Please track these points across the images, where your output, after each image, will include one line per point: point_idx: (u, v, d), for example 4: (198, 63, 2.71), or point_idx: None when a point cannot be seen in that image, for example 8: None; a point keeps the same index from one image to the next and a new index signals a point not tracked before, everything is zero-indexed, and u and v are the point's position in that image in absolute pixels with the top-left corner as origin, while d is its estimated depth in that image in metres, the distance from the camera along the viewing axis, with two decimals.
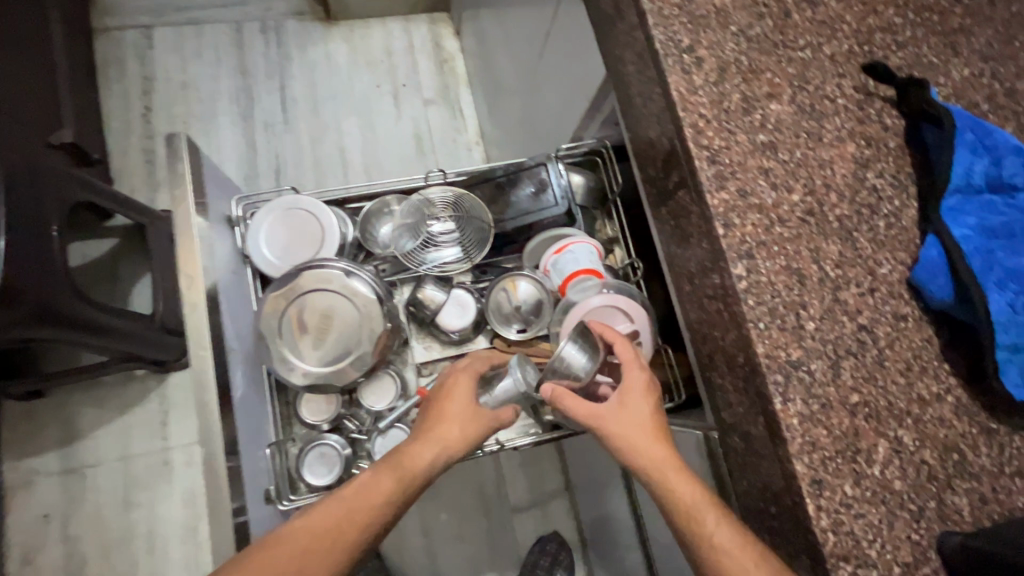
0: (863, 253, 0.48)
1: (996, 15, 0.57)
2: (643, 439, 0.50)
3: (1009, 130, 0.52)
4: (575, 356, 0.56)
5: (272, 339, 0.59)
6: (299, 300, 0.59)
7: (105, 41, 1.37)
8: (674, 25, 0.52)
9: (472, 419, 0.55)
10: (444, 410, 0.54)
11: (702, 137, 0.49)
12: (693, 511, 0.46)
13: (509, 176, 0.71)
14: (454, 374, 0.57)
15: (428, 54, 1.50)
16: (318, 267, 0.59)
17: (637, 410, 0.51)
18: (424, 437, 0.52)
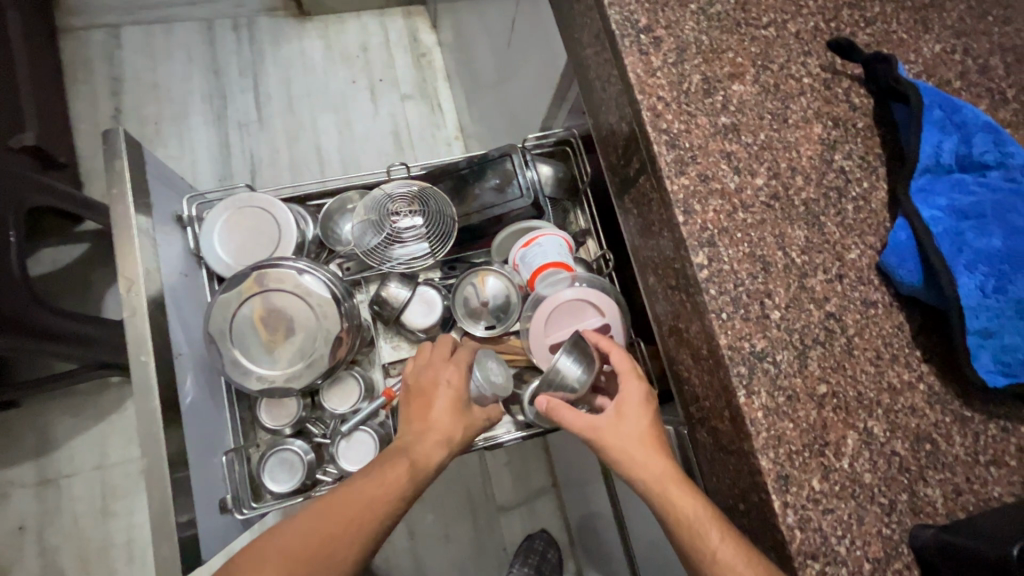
0: (831, 238, 0.47)
1: None
2: (644, 443, 0.47)
3: (982, 108, 0.50)
4: (570, 368, 0.55)
5: (223, 343, 0.56)
6: (252, 303, 0.57)
7: (72, 42, 1.34)
8: (631, 5, 0.50)
9: (465, 418, 0.52)
10: (436, 408, 0.52)
11: (660, 121, 0.47)
12: (695, 526, 0.42)
13: (474, 167, 0.69)
14: (440, 368, 0.54)
15: (405, 49, 1.47)
16: (270, 268, 0.57)
17: (633, 414, 0.49)
18: (428, 434, 0.50)
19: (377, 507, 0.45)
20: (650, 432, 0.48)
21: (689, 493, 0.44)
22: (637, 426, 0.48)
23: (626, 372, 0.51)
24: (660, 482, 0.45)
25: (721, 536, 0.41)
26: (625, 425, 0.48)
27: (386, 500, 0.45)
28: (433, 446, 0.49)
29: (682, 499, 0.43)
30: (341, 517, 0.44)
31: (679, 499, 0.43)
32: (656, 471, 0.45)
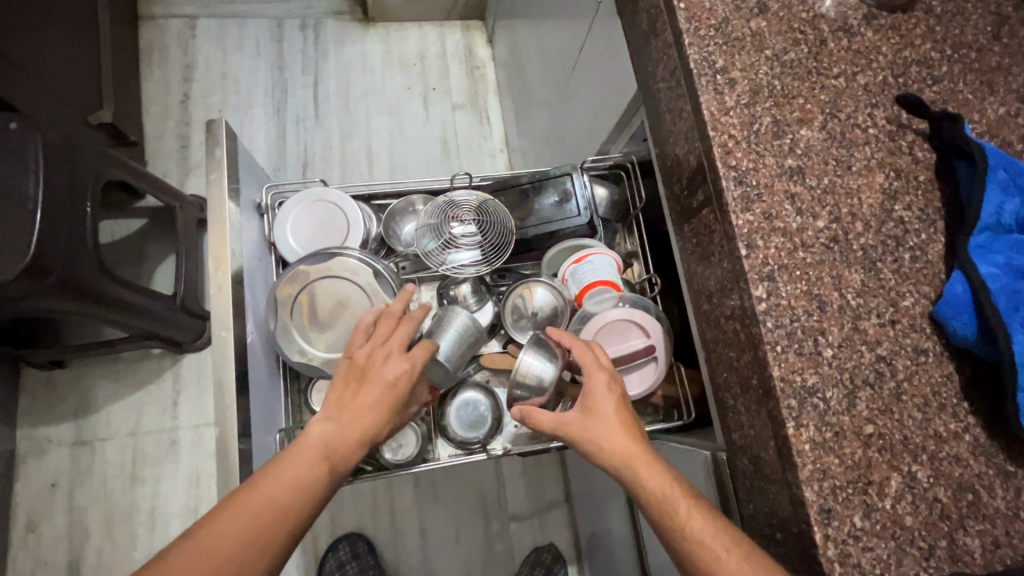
0: (886, 284, 0.48)
1: None
2: (612, 424, 0.49)
3: None
4: (536, 366, 0.58)
5: (285, 307, 0.60)
6: (324, 281, 0.60)
7: (151, 28, 1.41)
8: (709, 46, 0.53)
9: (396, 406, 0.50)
10: (386, 400, 0.50)
11: (730, 158, 0.50)
12: (665, 504, 0.45)
13: (534, 184, 0.72)
14: (395, 356, 0.51)
15: (461, 60, 1.53)
16: (351, 257, 0.60)
17: (603, 396, 0.51)
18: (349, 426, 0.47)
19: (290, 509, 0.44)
20: (616, 411, 0.50)
21: (657, 471, 0.47)
22: (608, 405, 0.51)
23: (593, 367, 0.52)
24: (632, 464, 0.47)
25: (689, 509, 0.44)
26: (593, 413, 0.50)
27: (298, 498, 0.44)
28: (357, 437, 0.48)
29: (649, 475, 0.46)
30: (245, 521, 0.42)
31: (647, 478, 0.46)
32: (622, 450, 0.48)
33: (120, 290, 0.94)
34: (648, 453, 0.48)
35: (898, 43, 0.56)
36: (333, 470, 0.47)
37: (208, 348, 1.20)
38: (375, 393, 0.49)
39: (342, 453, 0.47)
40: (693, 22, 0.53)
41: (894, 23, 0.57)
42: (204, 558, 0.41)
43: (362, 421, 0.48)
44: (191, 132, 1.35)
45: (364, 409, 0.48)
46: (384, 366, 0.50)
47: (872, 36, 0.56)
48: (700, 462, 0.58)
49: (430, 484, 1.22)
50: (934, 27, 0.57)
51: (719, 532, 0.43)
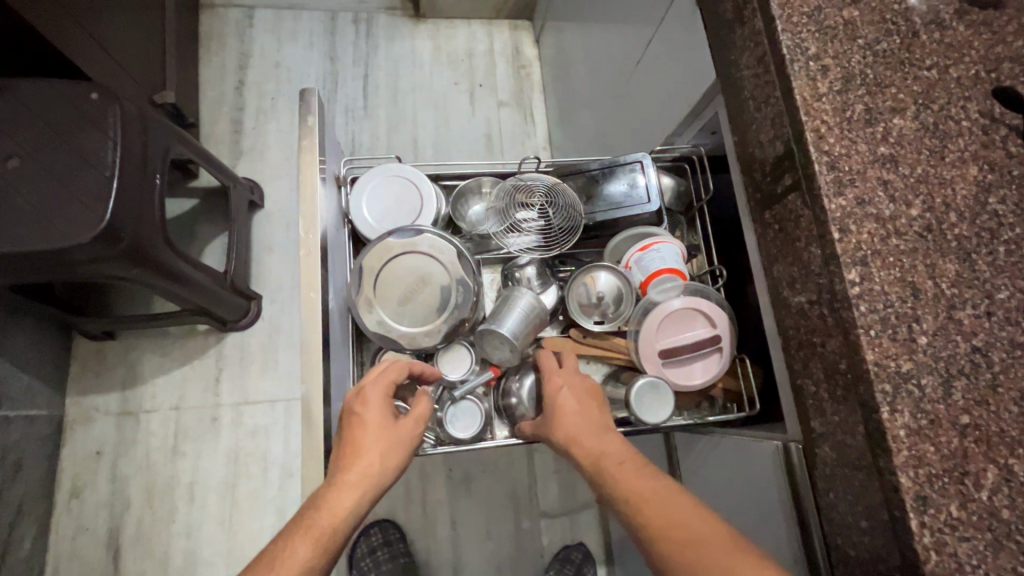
0: (981, 276, 0.47)
1: None
2: (566, 405, 0.56)
3: None
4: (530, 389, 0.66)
5: (368, 277, 0.61)
6: (408, 256, 0.62)
7: (211, 17, 1.45)
8: (802, 33, 0.53)
9: (387, 447, 0.52)
10: (358, 444, 0.51)
11: (823, 143, 0.50)
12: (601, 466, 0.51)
13: (604, 170, 0.72)
14: (359, 399, 0.54)
15: (507, 59, 1.54)
16: (436, 236, 0.62)
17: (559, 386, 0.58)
18: (340, 482, 0.49)
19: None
20: (571, 398, 0.57)
21: (594, 439, 0.53)
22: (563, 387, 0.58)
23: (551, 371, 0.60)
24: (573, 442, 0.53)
25: (619, 466, 0.50)
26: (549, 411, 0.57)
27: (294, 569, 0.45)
28: (345, 493, 0.49)
29: (585, 444, 0.53)
30: None
31: (582, 441, 0.53)
32: (570, 423, 0.54)
33: (180, 264, 0.97)
34: (587, 426, 0.54)
35: (990, 39, 0.56)
36: (330, 531, 0.47)
37: (252, 328, 1.22)
38: (360, 445, 0.51)
39: (336, 513, 0.48)
40: (786, 8, 0.53)
41: (986, 19, 0.56)
42: None
43: (341, 473, 0.50)
44: (245, 117, 1.38)
45: (354, 459, 0.50)
46: (352, 410, 0.53)
47: (964, 31, 0.55)
48: (767, 454, 0.57)
49: (463, 474, 1.22)
50: None
51: (646, 480, 0.48)
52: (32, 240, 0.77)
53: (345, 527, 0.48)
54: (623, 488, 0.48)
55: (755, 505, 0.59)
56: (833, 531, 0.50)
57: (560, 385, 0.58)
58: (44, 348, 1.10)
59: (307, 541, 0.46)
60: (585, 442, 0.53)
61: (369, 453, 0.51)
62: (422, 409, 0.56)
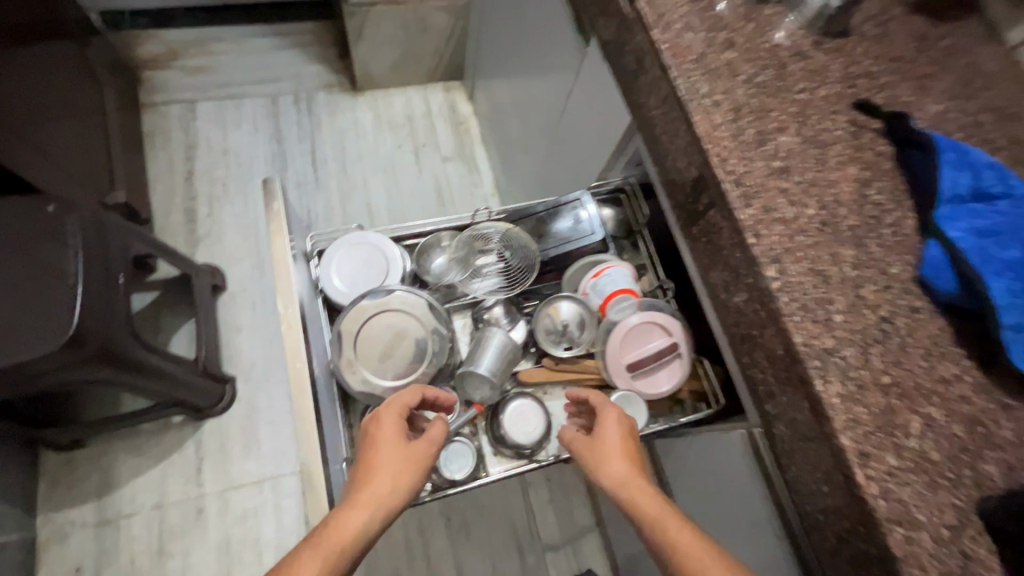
0: (875, 256, 0.56)
1: (944, 73, 0.70)
2: (614, 449, 0.57)
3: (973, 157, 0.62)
4: (513, 426, 0.70)
5: (348, 340, 0.65)
6: (383, 314, 0.66)
7: (153, 115, 1.49)
8: (694, 76, 0.62)
9: (404, 468, 0.53)
10: (371, 463, 0.52)
11: (727, 165, 0.58)
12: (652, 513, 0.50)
13: (549, 211, 0.80)
14: (373, 421, 0.56)
15: (445, 118, 1.65)
16: (406, 292, 0.67)
17: (610, 425, 0.59)
18: (354, 501, 0.50)
19: None
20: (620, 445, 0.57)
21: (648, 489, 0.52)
22: (616, 429, 0.59)
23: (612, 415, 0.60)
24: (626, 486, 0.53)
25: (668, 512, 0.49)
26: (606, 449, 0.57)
27: None
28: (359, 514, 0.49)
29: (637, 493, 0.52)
30: None
31: (639, 500, 0.51)
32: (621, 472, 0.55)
33: (151, 359, 0.97)
34: (641, 483, 0.53)
35: (845, 62, 0.67)
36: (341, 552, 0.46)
37: (228, 412, 1.21)
38: (377, 464, 0.53)
39: (350, 534, 0.47)
40: (677, 58, 0.63)
41: (838, 46, 0.68)
42: None
43: (354, 493, 0.51)
44: (198, 205, 1.41)
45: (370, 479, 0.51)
46: (367, 432, 0.56)
47: (823, 59, 0.67)
48: (735, 444, 0.63)
49: (462, 524, 1.22)
50: (870, 48, 0.69)
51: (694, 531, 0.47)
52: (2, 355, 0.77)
53: (354, 548, 0.47)
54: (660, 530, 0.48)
55: (735, 494, 0.65)
56: (802, 502, 0.55)
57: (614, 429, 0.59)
58: (10, 468, 1.06)
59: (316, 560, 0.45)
60: (644, 500, 0.51)
61: (386, 473, 0.52)
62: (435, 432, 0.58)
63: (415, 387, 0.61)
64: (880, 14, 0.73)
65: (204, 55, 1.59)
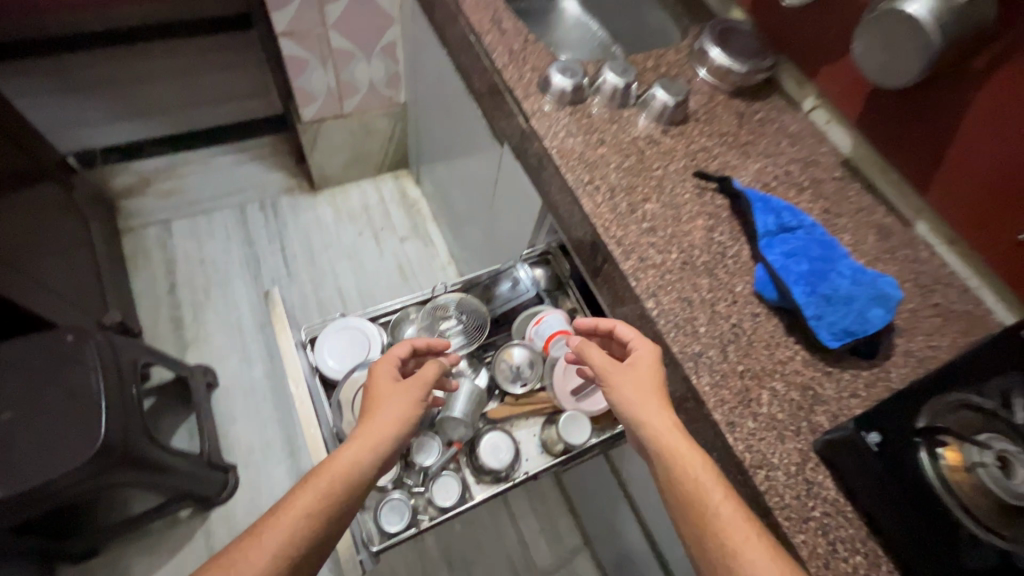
0: (723, 281, 0.78)
1: (760, 139, 0.96)
2: (651, 394, 0.67)
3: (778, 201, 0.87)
4: (490, 456, 0.86)
5: (346, 407, 0.81)
6: None
7: (132, 238, 1.65)
8: (578, 170, 0.85)
9: (402, 398, 0.72)
10: (378, 398, 0.72)
11: (610, 231, 0.80)
12: (680, 455, 0.61)
13: (492, 278, 1.00)
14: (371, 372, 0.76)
15: (398, 203, 1.87)
16: None
17: (649, 374, 0.69)
18: (368, 424, 0.68)
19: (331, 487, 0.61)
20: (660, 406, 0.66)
21: (683, 440, 0.62)
22: (651, 379, 0.69)
23: (646, 362, 0.70)
24: (670, 434, 0.63)
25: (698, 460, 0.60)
26: (643, 391, 0.67)
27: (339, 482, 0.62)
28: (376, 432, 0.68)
29: (675, 440, 0.62)
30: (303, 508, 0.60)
31: (694, 469, 0.59)
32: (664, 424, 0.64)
33: (165, 456, 1.09)
34: (696, 452, 0.61)
35: (686, 142, 0.92)
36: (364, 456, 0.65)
37: (233, 498, 1.31)
38: (381, 398, 0.72)
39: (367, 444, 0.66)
40: (564, 158, 0.86)
41: (681, 131, 0.93)
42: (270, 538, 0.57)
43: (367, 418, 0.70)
44: (183, 313, 1.55)
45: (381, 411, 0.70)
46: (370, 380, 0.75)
47: (671, 142, 0.91)
48: None
49: (464, 565, 1.33)
50: (704, 129, 0.94)
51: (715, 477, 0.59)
52: (41, 473, 0.90)
53: (372, 453, 0.66)
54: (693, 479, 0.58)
55: None
56: None
57: (649, 377, 0.69)
58: None
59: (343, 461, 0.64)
60: (703, 471, 0.59)
61: (389, 402, 0.71)
62: (426, 372, 0.76)
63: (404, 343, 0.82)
64: (709, 101, 0.99)
65: (174, 179, 1.77)
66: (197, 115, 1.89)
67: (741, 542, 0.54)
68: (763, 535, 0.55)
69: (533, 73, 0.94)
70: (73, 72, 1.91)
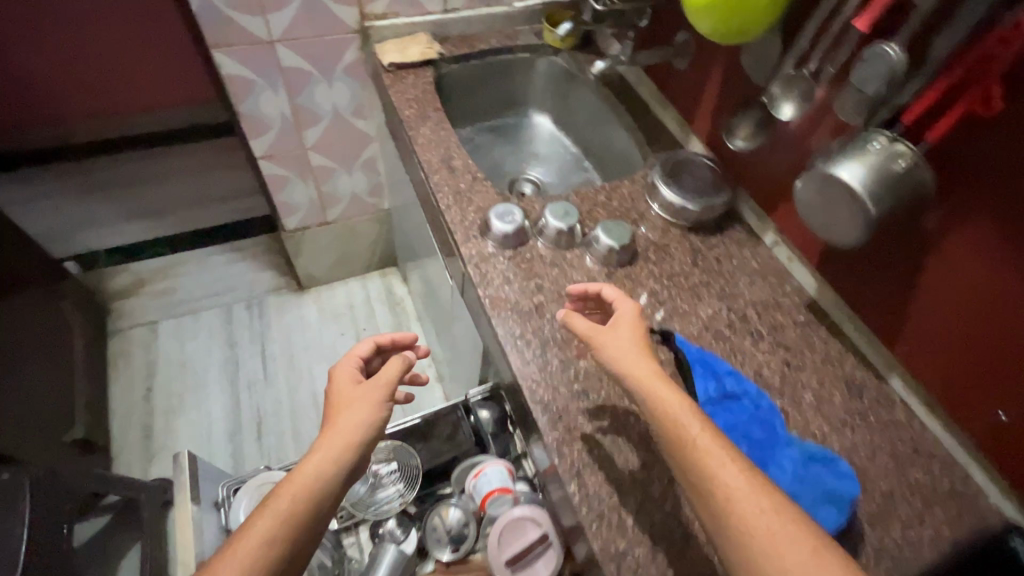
0: (660, 456, 0.70)
1: (719, 276, 0.91)
2: (631, 341, 0.64)
3: (728, 355, 0.81)
4: None
5: None
6: None
7: (118, 339, 1.68)
8: (510, 321, 0.81)
9: (367, 396, 0.73)
10: (342, 401, 0.73)
11: (536, 395, 0.74)
12: (667, 407, 0.57)
13: (430, 423, 0.97)
14: (332, 377, 0.78)
15: (383, 301, 1.87)
16: None
17: (625, 322, 0.67)
18: (334, 426, 0.69)
19: (303, 492, 0.62)
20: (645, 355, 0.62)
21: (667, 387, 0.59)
22: (631, 330, 0.66)
23: (624, 312, 0.68)
24: (646, 375, 0.60)
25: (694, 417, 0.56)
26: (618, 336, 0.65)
27: (309, 485, 0.63)
28: (347, 432, 0.68)
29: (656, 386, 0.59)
30: (278, 511, 0.60)
31: (679, 414, 0.56)
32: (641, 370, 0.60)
33: None
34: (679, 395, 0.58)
35: (633, 286, 0.88)
36: (337, 456, 0.66)
37: None
38: (346, 398, 0.73)
39: (340, 441, 0.67)
40: (497, 308, 0.82)
41: (627, 273, 0.89)
42: (244, 547, 0.57)
43: (333, 418, 0.71)
44: (154, 420, 1.54)
45: (349, 411, 0.71)
46: (332, 383, 0.77)
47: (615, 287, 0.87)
48: None
49: None
50: (653, 268, 0.90)
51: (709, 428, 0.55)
52: None
53: (346, 450, 0.67)
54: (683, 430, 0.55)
55: None
56: None
57: (627, 328, 0.66)
58: None
59: (312, 465, 0.65)
60: (689, 418, 0.55)
61: (355, 402, 0.72)
62: (388, 371, 0.76)
63: (363, 345, 0.84)
64: (662, 238, 0.95)
65: (167, 277, 1.82)
66: (199, 217, 1.98)
67: (740, 490, 0.49)
68: (760, 479, 0.51)
69: (476, 214, 0.93)
70: (90, 176, 2.03)
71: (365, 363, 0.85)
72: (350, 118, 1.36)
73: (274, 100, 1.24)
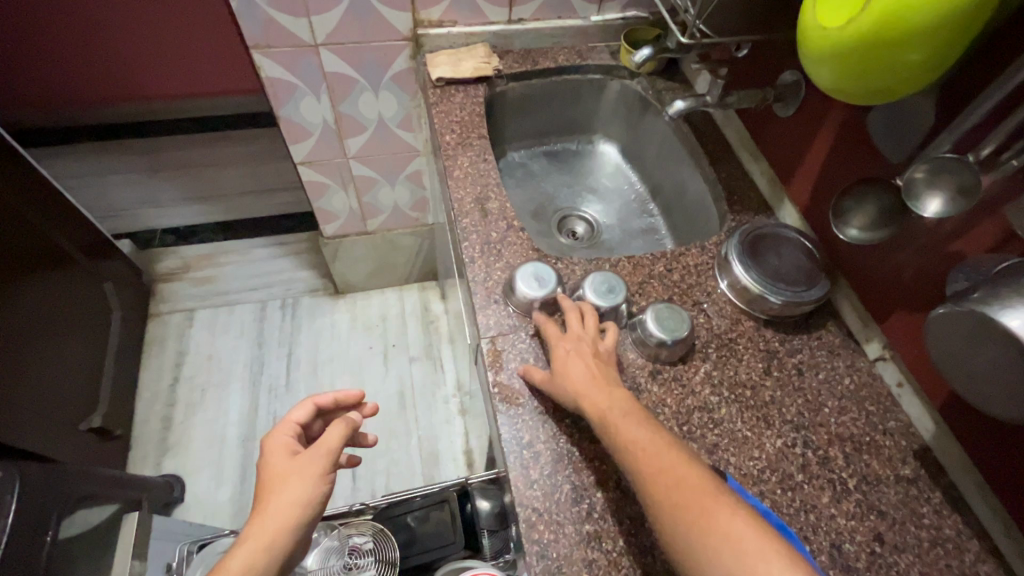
0: None
1: (798, 394, 0.70)
2: (571, 359, 0.65)
3: (795, 512, 0.62)
4: None
5: None
6: None
7: (156, 324, 1.69)
8: (519, 422, 0.66)
9: (304, 472, 0.63)
10: (274, 478, 0.63)
11: (533, 531, 0.59)
12: (606, 416, 0.59)
13: (424, 506, 0.84)
14: (261, 450, 0.67)
15: (417, 317, 1.77)
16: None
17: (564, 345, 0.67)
18: (263, 512, 0.60)
19: None
20: (589, 366, 0.64)
21: (602, 393, 0.61)
22: (568, 352, 0.66)
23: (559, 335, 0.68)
24: (582, 387, 0.62)
25: (625, 420, 0.58)
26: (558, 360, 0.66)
27: None
28: (280, 518, 0.59)
29: (594, 397, 0.61)
30: None
31: (619, 424, 0.58)
32: (580, 381, 0.62)
33: None
34: (615, 399, 0.60)
35: (681, 392, 0.70)
36: (269, 545, 0.58)
37: None
38: (279, 473, 0.64)
39: (273, 528, 0.59)
40: (506, 402, 0.67)
41: (677, 373, 0.71)
42: None
43: (263, 499, 0.61)
44: (175, 413, 1.54)
45: (284, 489, 0.62)
46: (264, 456, 0.66)
47: (657, 391, 0.69)
48: None
49: None
50: (711, 371, 0.72)
51: (646, 434, 0.56)
52: None
53: (281, 538, 0.59)
54: (623, 439, 0.56)
55: None
56: None
57: (563, 349, 0.66)
58: None
59: (235, 563, 0.56)
60: (625, 423, 0.57)
61: (289, 480, 0.62)
62: (328, 438, 0.67)
63: (302, 406, 0.74)
64: (728, 331, 0.75)
65: (211, 265, 1.81)
66: (250, 206, 1.96)
67: (673, 469, 0.52)
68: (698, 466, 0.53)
69: (503, 273, 0.79)
70: (155, 152, 2.05)
71: (303, 429, 0.74)
72: (397, 129, 1.25)
73: (316, 107, 1.16)
